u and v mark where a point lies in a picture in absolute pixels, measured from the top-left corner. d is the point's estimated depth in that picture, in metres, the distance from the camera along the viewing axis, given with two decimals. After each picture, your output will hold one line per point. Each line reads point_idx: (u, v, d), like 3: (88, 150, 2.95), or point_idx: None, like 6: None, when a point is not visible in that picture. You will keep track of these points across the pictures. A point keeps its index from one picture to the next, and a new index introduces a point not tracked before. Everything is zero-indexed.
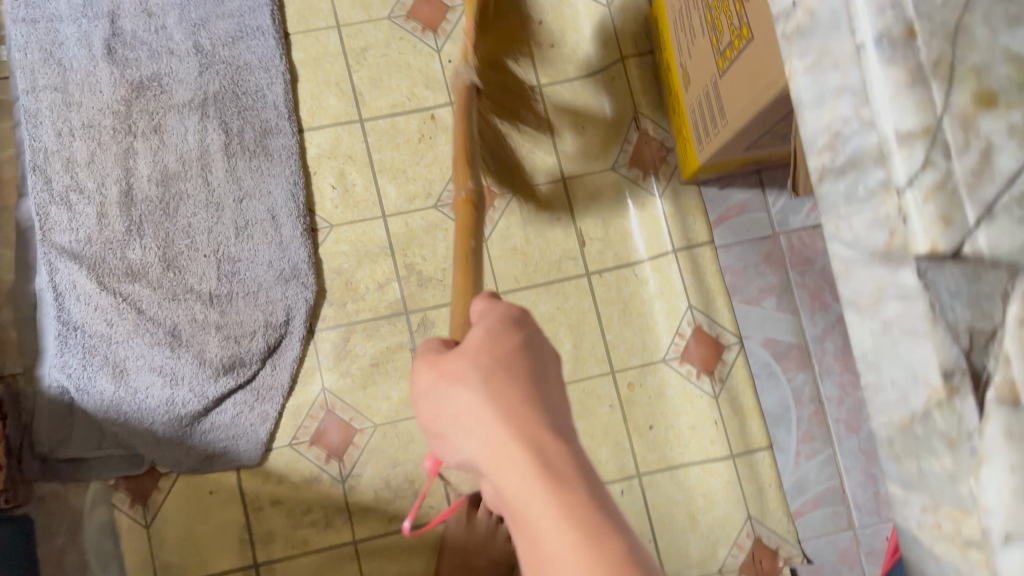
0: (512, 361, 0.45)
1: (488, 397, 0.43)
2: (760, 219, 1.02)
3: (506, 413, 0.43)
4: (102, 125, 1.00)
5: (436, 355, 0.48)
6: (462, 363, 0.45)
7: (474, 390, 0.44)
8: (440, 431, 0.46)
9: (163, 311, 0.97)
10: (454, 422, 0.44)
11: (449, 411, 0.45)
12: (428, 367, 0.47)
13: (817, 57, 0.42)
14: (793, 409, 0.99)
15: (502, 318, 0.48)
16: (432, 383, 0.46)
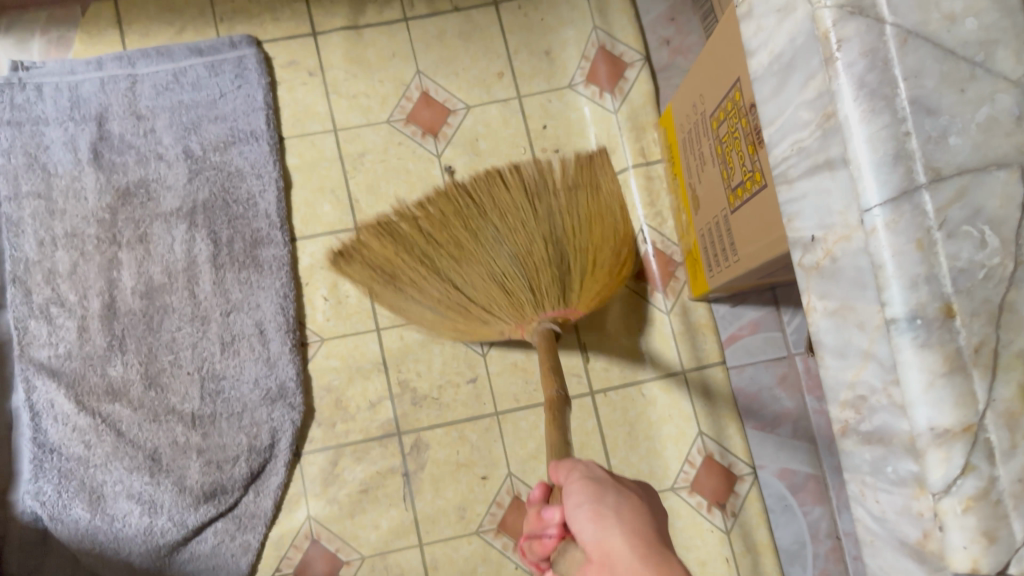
0: (650, 526, 0.53)
1: (628, 533, 0.52)
2: (775, 339, 0.96)
3: (649, 554, 0.50)
4: (85, 233, 0.96)
5: (594, 476, 0.59)
6: (617, 504, 0.55)
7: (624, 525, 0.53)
8: (599, 501, 0.55)
9: (143, 432, 0.92)
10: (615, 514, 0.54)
11: (603, 514, 0.54)
12: (585, 483, 0.58)
13: (840, 308, 0.37)
14: (809, 545, 0.92)
15: (650, 503, 0.57)
16: (588, 504, 0.55)
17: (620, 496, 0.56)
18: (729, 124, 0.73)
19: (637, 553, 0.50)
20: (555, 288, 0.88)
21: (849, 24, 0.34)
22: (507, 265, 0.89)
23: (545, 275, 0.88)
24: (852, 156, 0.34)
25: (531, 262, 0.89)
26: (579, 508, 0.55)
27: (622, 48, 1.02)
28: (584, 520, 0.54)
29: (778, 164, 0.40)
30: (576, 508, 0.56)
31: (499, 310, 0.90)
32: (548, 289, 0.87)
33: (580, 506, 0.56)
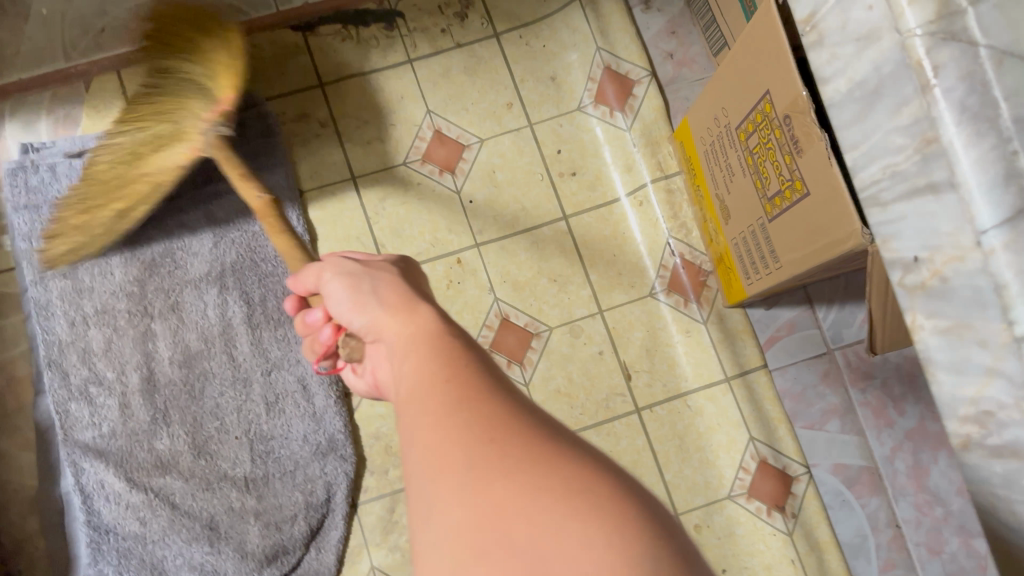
0: (399, 287, 0.55)
1: (388, 306, 0.52)
2: (813, 336, 0.97)
3: (409, 310, 0.51)
4: (115, 309, 0.95)
5: (347, 272, 0.57)
6: (369, 285, 0.55)
7: (385, 271, 0.57)
8: (350, 270, 0.58)
9: (197, 502, 0.91)
10: (370, 274, 0.56)
11: (360, 302, 0.54)
12: (342, 276, 0.57)
13: (954, 326, 0.37)
14: (870, 537, 0.93)
15: (399, 275, 0.57)
16: (347, 293, 0.55)
17: (369, 267, 0.58)
18: (760, 135, 0.74)
19: (398, 283, 0.55)
20: None
21: (944, 50, 0.35)
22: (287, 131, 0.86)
23: None
24: (961, 179, 0.35)
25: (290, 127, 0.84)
26: (341, 302, 0.55)
27: (628, 66, 1.04)
28: (349, 311, 0.55)
29: (867, 188, 0.41)
30: (334, 299, 0.56)
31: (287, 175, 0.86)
32: None
33: (341, 301, 0.55)
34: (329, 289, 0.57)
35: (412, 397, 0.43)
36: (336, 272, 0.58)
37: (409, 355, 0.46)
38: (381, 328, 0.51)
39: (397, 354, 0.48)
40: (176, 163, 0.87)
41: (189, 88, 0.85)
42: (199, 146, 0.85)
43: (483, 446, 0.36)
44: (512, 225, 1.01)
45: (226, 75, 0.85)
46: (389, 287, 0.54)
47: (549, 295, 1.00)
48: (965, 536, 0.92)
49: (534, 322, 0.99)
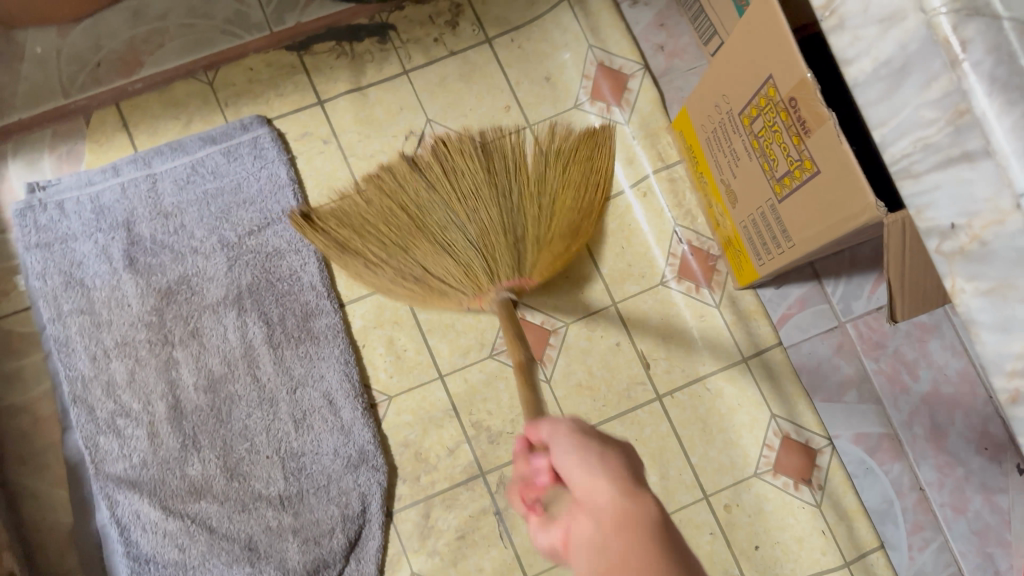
0: (626, 471, 0.51)
1: (614, 478, 0.50)
2: (824, 311, 0.99)
3: (635, 495, 0.49)
4: (136, 340, 0.96)
5: (575, 442, 0.54)
6: (597, 451, 0.52)
7: (623, 453, 0.53)
8: (584, 431, 0.55)
9: (235, 524, 0.92)
10: (599, 438, 0.54)
11: (586, 476, 0.51)
12: (570, 438, 0.54)
13: (997, 286, 0.39)
14: (896, 502, 0.95)
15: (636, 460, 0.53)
16: (570, 445, 0.53)
17: (605, 450, 0.53)
18: (765, 119, 0.75)
19: (629, 494, 0.49)
20: (509, 255, 0.87)
21: (969, 26, 0.38)
22: (454, 230, 0.89)
23: (499, 245, 0.87)
24: (996, 148, 0.37)
25: (489, 236, 0.88)
26: (567, 455, 0.53)
27: (620, 61, 1.06)
28: (579, 480, 0.51)
29: (897, 162, 0.42)
30: (568, 468, 0.52)
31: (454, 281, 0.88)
32: (502, 256, 0.87)
33: (565, 453, 0.53)
34: (541, 428, 0.57)
35: None
36: (567, 432, 0.55)
37: (622, 529, 0.46)
38: (604, 513, 0.48)
39: (612, 552, 0.45)
40: (427, 272, 0.89)
41: (443, 205, 0.91)
42: (400, 272, 0.90)
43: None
44: None
45: (528, 201, 0.91)
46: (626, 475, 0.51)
47: (563, 292, 1.02)
48: (988, 493, 0.92)
49: (550, 320, 1.01)
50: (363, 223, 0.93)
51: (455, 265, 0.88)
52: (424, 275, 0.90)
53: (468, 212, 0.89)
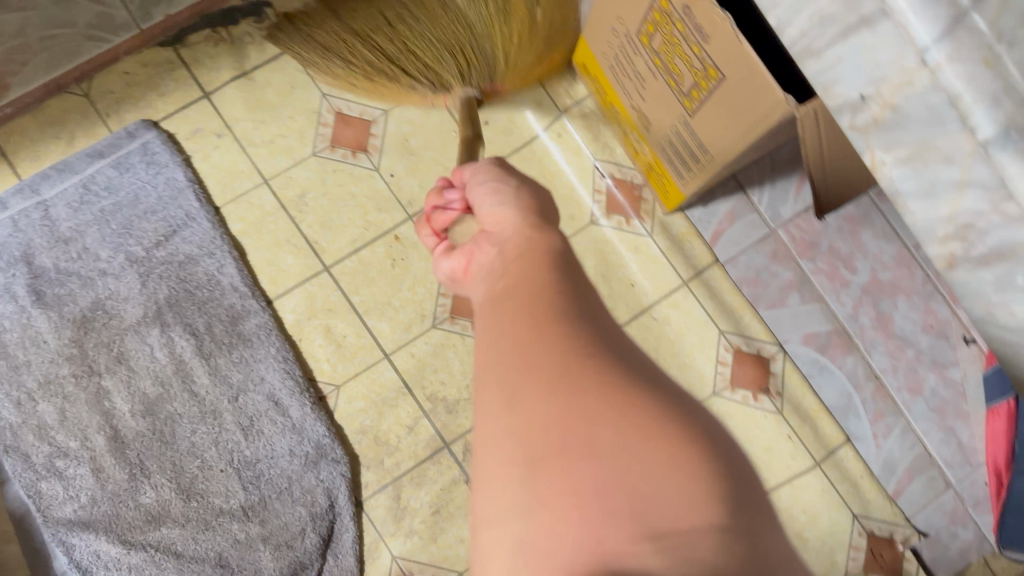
0: (544, 205, 0.51)
1: (520, 208, 0.49)
2: (754, 221, 0.99)
3: (536, 225, 0.47)
4: (60, 376, 0.90)
5: (491, 173, 0.54)
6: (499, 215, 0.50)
7: (521, 181, 0.52)
8: (489, 170, 0.54)
9: (201, 544, 0.89)
10: (511, 176, 0.53)
11: (500, 195, 0.51)
12: (489, 176, 0.53)
13: (915, 151, 0.38)
14: (854, 395, 0.97)
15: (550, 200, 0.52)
16: (489, 190, 0.52)
17: (524, 185, 0.52)
18: (663, 34, 0.73)
19: (531, 214, 0.49)
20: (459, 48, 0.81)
21: None
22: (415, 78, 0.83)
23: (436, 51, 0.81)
24: (891, 6, 0.35)
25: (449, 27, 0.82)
26: (482, 188, 0.52)
27: None
28: (486, 200, 0.51)
29: (799, 43, 0.42)
30: (479, 194, 0.52)
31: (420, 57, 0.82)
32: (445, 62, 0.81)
33: (485, 202, 0.51)
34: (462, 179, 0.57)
35: (494, 319, 0.42)
36: (480, 170, 0.55)
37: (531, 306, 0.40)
38: (502, 229, 0.48)
39: (502, 258, 0.46)
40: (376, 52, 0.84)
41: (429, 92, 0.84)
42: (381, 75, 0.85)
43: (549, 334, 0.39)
44: None
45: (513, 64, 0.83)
46: (538, 199, 0.51)
47: None
48: (940, 369, 0.96)
49: None
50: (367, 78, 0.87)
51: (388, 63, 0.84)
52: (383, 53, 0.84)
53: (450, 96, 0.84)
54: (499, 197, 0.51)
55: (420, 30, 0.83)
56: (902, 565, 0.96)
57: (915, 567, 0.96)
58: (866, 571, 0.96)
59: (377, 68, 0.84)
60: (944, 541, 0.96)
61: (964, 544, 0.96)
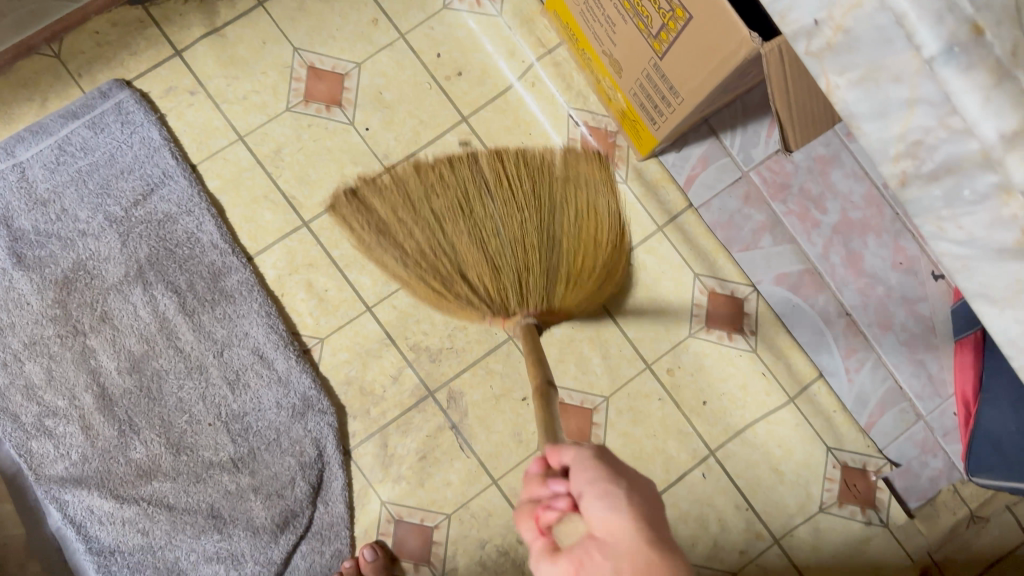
0: (657, 515, 0.45)
1: (637, 523, 0.44)
2: (727, 164, 1.01)
3: (653, 537, 0.43)
4: (45, 336, 0.91)
5: (595, 467, 0.48)
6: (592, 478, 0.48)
7: (640, 490, 0.46)
8: (589, 457, 0.49)
9: (193, 496, 0.91)
10: (618, 471, 0.47)
11: (606, 488, 0.46)
12: (595, 475, 0.47)
13: (866, 73, 0.40)
14: (827, 332, 1.00)
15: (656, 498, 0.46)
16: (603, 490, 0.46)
17: (650, 499, 0.46)
18: None
19: (649, 534, 0.43)
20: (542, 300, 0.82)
21: None
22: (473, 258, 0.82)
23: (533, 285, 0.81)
24: None
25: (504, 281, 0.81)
26: (591, 493, 0.46)
27: None
28: (586, 487, 0.47)
29: None
30: (596, 510, 0.45)
31: (472, 273, 0.83)
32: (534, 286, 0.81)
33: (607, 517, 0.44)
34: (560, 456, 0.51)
35: None
36: (585, 472, 0.47)
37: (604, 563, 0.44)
38: (608, 539, 0.43)
39: (609, 562, 0.43)
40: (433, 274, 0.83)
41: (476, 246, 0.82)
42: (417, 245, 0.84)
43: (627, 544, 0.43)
44: (416, 141, 0.99)
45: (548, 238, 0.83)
46: (643, 498, 0.46)
47: None
48: (909, 304, 1.00)
49: None
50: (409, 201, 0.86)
51: (438, 245, 0.84)
52: (450, 275, 0.83)
53: (495, 246, 0.82)
54: (597, 488, 0.46)
55: (488, 215, 0.84)
56: (876, 496, 0.99)
57: (888, 496, 0.99)
58: (840, 502, 0.99)
59: (435, 266, 0.83)
60: (916, 470, 0.99)
61: (934, 472, 1.00)
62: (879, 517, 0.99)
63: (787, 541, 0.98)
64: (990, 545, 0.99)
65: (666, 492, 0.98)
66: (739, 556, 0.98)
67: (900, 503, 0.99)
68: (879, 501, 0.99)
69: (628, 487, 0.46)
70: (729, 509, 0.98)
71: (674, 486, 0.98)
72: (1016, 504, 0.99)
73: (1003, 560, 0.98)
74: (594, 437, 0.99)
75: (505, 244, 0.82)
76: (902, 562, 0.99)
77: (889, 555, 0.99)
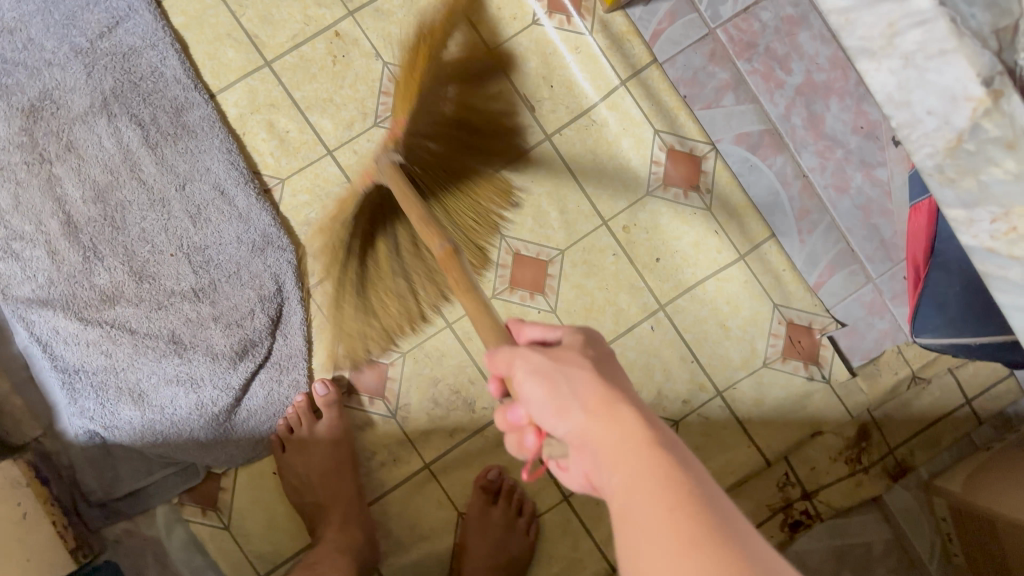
0: (596, 383, 0.46)
1: (592, 411, 0.44)
2: (694, 20, 1.01)
3: (610, 411, 0.44)
4: (12, 163, 0.93)
5: (537, 364, 0.49)
6: (568, 385, 0.47)
7: (582, 369, 0.48)
8: (546, 376, 0.48)
9: (155, 322, 0.94)
10: (563, 375, 0.47)
11: (562, 406, 0.46)
12: (534, 378, 0.48)
13: None
14: (782, 192, 1.01)
15: (579, 348, 0.51)
16: (540, 387, 0.48)
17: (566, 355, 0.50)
18: None
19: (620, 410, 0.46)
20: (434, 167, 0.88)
21: None
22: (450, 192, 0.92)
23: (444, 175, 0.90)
24: None
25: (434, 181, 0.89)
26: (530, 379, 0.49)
27: None
28: (546, 412, 0.47)
29: None
30: (532, 404, 0.48)
31: (461, 173, 0.91)
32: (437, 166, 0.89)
33: (542, 406, 0.47)
34: (528, 331, 0.61)
35: (611, 467, 0.42)
36: (581, 390, 0.46)
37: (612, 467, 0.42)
38: (589, 444, 0.44)
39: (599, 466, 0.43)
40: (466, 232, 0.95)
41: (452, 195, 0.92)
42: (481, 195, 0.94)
43: (655, 463, 0.40)
44: None
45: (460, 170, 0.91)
46: (574, 355, 0.50)
47: None
48: (868, 168, 1.00)
49: None
50: (472, 202, 0.94)
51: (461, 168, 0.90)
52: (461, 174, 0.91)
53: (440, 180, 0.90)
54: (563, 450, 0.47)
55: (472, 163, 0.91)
56: (820, 352, 1.03)
57: (832, 353, 1.03)
58: (783, 357, 1.02)
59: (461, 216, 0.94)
60: (861, 331, 1.02)
61: (880, 333, 1.02)
62: (822, 373, 1.02)
63: (729, 394, 1.02)
64: (930, 407, 1.02)
65: (614, 342, 1.01)
66: (682, 406, 1.01)
67: (844, 360, 1.03)
68: (821, 358, 1.02)
69: (572, 383, 0.47)
70: (675, 361, 1.02)
71: (622, 337, 1.01)
72: (957, 368, 1.02)
73: (939, 421, 1.02)
74: (547, 288, 1.01)
75: (455, 211, 0.93)
76: (842, 417, 1.02)
77: (830, 411, 1.02)
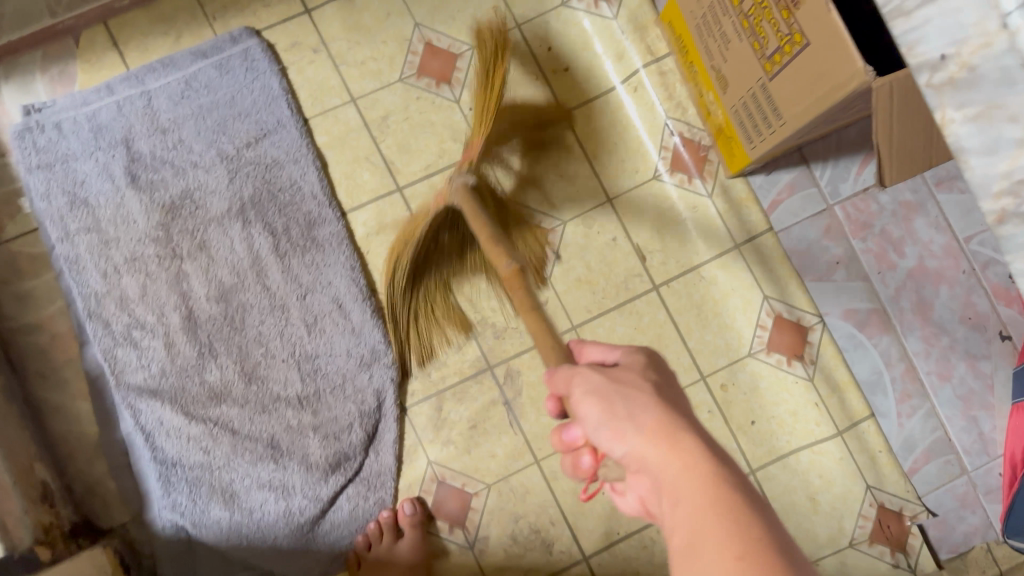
0: (650, 404, 0.51)
1: (650, 434, 0.50)
2: (813, 194, 1.03)
3: (674, 444, 0.49)
4: (146, 255, 0.97)
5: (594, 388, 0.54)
6: (625, 405, 0.52)
7: (637, 411, 0.51)
8: (608, 412, 0.52)
9: (257, 425, 0.96)
10: (625, 414, 0.51)
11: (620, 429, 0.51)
12: (591, 398, 0.53)
13: (985, 109, 0.38)
14: (885, 373, 1.01)
15: (640, 370, 0.56)
16: (602, 414, 0.52)
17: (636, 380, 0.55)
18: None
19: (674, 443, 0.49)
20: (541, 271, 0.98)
21: None
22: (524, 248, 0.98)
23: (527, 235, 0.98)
24: None
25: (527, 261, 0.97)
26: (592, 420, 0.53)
27: None
28: (604, 433, 0.52)
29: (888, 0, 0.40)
30: (590, 422, 0.53)
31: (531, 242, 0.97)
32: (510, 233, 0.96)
33: (599, 427, 0.52)
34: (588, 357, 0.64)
35: (676, 497, 0.46)
36: (638, 409, 0.51)
37: (685, 500, 0.46)
38: (647, 463, 0.49)
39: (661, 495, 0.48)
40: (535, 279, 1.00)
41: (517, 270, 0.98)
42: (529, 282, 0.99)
43: (720, 496, 0.45)
44: None
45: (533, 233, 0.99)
46: (638, 384, 0.54)
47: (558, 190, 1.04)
48: (971, 360, 0.99)
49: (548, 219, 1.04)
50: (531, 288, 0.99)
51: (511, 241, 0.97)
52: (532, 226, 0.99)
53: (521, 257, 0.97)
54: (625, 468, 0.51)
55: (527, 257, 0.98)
56: (907, 540, 1.01)
57: (920, 543, 1.01)
58: (870, 540, 1.01)
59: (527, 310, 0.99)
60: (952, 523, 1.00)
61: (970, 528, 1.00)
62: (907, 562, 1.00)
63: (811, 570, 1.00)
64: None
65: None
66: None
67: (931, 552, 1.00)
68: (909, 547, 1.01)
69: (626, 400, 0.52)
70: None
71: None
72: None
73: None
74: None
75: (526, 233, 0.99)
76: None
77: None
